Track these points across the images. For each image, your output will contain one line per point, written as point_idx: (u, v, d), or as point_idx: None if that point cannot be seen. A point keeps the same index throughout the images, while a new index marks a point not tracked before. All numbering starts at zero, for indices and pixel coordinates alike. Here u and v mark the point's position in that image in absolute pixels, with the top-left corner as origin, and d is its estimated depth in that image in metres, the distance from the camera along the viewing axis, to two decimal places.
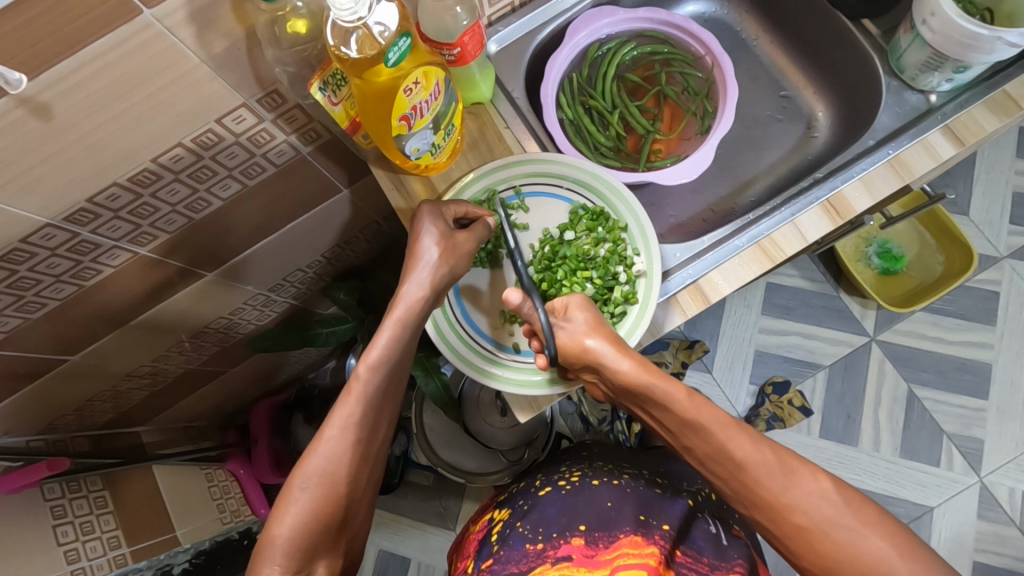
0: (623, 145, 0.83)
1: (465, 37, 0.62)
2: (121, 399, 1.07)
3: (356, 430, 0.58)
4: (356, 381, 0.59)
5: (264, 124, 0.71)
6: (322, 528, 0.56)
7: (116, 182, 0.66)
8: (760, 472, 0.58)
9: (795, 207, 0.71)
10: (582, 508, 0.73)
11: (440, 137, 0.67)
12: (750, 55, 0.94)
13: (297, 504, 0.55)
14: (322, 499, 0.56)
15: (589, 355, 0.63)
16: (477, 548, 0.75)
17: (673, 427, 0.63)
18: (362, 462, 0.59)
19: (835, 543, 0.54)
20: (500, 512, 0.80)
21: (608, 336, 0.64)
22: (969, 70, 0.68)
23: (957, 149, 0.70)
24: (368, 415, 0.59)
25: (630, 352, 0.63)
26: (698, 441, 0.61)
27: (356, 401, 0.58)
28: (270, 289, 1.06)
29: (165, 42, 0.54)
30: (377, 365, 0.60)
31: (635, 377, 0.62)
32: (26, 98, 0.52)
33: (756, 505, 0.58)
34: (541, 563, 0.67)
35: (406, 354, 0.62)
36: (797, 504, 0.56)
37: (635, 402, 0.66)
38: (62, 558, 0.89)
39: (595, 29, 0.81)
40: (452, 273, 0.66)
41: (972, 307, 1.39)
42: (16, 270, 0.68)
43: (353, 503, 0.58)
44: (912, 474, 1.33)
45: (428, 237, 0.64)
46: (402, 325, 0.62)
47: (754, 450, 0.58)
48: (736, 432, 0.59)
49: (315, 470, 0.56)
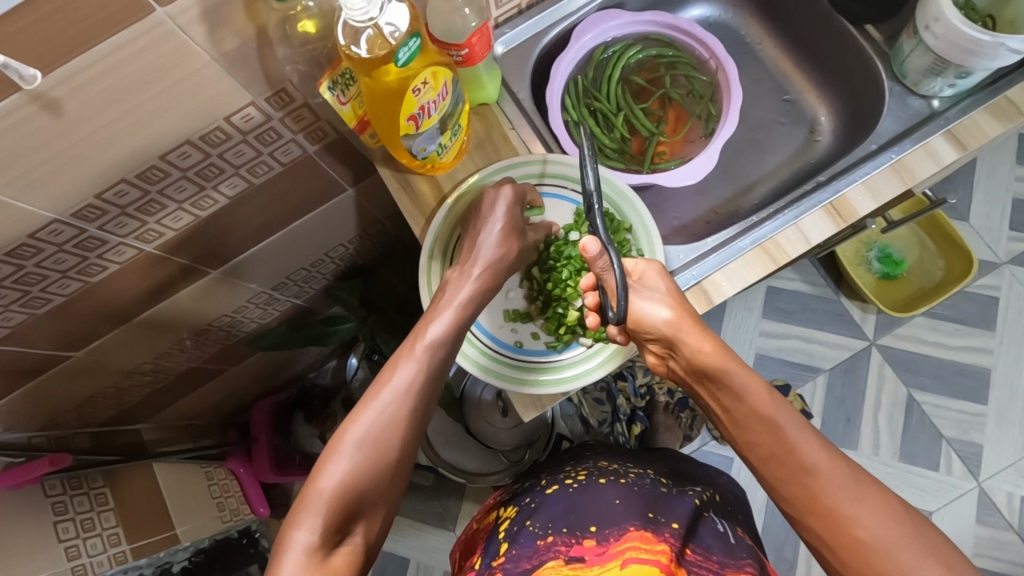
0: (627, 147, 0.83)
1: (473, 37, 0.63)
2: (123, 396, 1.07)
3: (413, 396, 0.58)
4: (416, 351, 0.61)
5: (272, 123, 0.71)
6: (366, 487, 0.54)
7: (124, 178, 0.66)
8: (827, 482, 0.56)
9: (798, 210, 0.72)
10: (590, 505, 0.75)
11: (447, 137, 0.67)
12: (754, 59, 0.94)
13: (348, 457, 0.54)
14: (371, 460, 0.55)
15: (666, 327, 0.64)
16: (484, 545, 0.76)
17: (740, 417, 0.63)
18: (414, 431, 0.58)
19: (896, 565, 0.52)
20: (507, 510, 0.81)
21: (687, 313, 0.65)
22: (971, 75, 0.69)
23: (958, 154, 0.71)
24: (426, 386, 0.59)
25: (712, 334, 0.64)
26: (767, 435, 0.60)
27: (416, 367, 0.60)
28: (273, 287, 1.07)
29: (177, 40, 0.55)
30: (439, 341, 0.62)
31: (714, 359, 0.63)
32: (39, 93, 0.52)
33: (812, 512, 0.57)
34: (551, 559, 0.67)
35: (462, 335, 0.64)
36: (862, 519, 0.54)
37: (702, 385, 0.66)
38: (63, 555, 0.90)
39: (601, 31, 0.82)
40: (508, 257, 0.68)
41: (972, 312, 1.40)
42: (23, 266, 0.69)
43: (398, 472, 0.56)
44: (911, 478, 1.33)
45: (494, 220, 0.68)
46: (464, 307, 0.65)
47: (828, 460, 0.57)
48: (809, 436, 0.59)
49: (366, 428, 0.56)
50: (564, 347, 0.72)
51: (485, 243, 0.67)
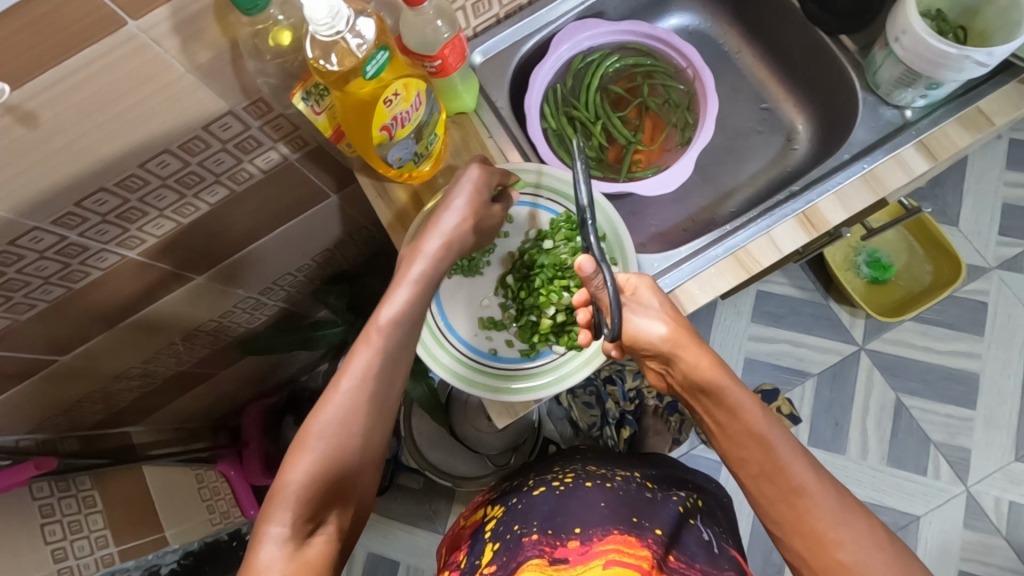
0: (605, 156, 0.84)
1: (445, 49, 0.63)
2: (111, 400, 1.08)
3: (375, 382, 0.58)
4: (371, 335, 0.60)
5: (251, 132, 0.72)
6: (332, 478, 0.55)
7: (104, 187, 0.67)
8: (814, 504, 0.58)
9: (772, 218, 0.72)
10: (576, 506, 0.75)
11: (423, 146, 0.68)
12: (733, 68, 0.95)
13: (315, 448, 0.55)
14: (338, 449, 0.55)
15: (664, 344, 0.65)
16: (470, 543, 0.77)
17: (732, 434, 0.64)
18: (376, 416, 0.58)
19: None
20: (494, 509, 0.82)
21: (685, 328, 0.66)
22: (941, 86, 0.69)
23: (930, 164, 0.71)
24: (384, 369, 0.59)
25: (710, 349, 0.65)
26: (757, 452, 0.61)
27: (375, 352, 0.59)
28: (260, 292, 1.08)
29: (149, 53, 0.55)
30: (394, 320, 0.61)
31: (711, 375, 0.64)
32: (12, 106, 0.53)
33: (797, 534, 0.58)
34: (537, 556, 0.67)
35: (420, 310, 0.63)
36: (845, 540, 0.56)
37: (695, 397, 0.67)
38: (50, 557, 0.91)
39: (578, 41, 0.82)
40: (470, 233, 0.66)
41: (961, 317, 1.40)
42: (5, 272, 0.69)
43: (364, 460, 0.57)
44: (899, 482, 1.34)
45: (457, 195, 0.65)
46: (419, 283, 0.63)
47: (815, 480, 0.59)
48: (798, 458, 0.60)
49: (332, 417, 0.56)
50: (536, 353, 0.73)
51: (448, 219, 0.65)
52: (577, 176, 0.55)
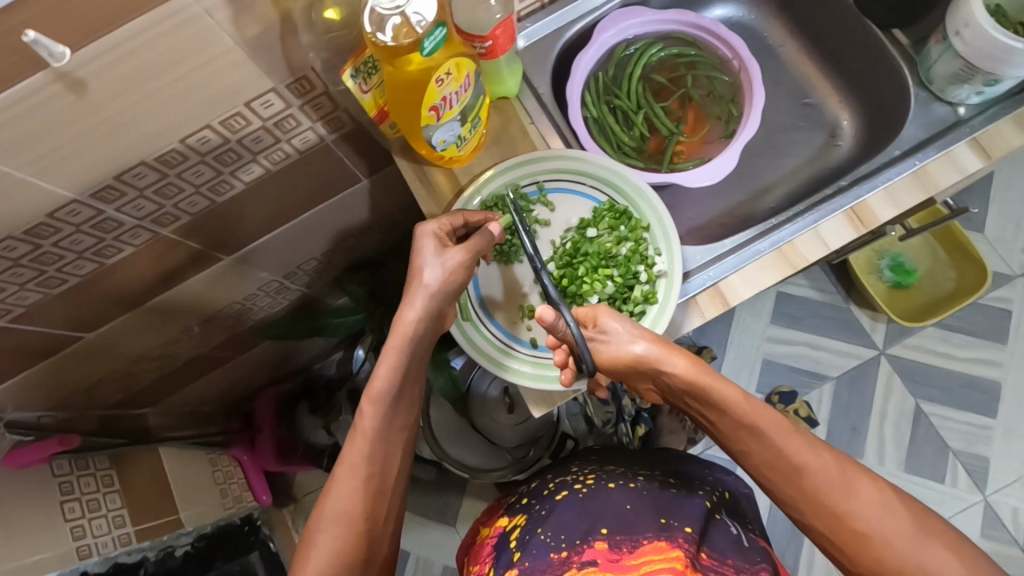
0: (646, 146, 0.83)
1: (498, 30, 0.63)
2: (130, 380, 1.07)
3: (368, 465, 0.59)
4: (362, 417, 0.60)
5: (291, 110, 0.71)
6: (346, 566, 0.56)
7: (144, 161, 0.66)
8: (820, 481, 0.56)
9: (818, 214, 0.72)
10: (600, 510, 0.70)
11: (467, 129, 0.67)
12: (775, 60, 0.94)
13: (319, 545, 0.56)
14: (343, 540, 0.56)
15: (642, 362, 0.63)
16: (495, 554, 0.72)
17: (726, 432, 0.62)
18: (378, 496, 0.59)
19: (897, 555, 0.52)
20: (515, 518, 0.77)
21: (655, 338, 0.64)
22: (999, 83, 0.69)
23: (984, 162, 0.71)
24: (376, 448, 0.60)
25: (683, 351, 0.63)
26: (753, 443, 0.59)
27: (365, 436, 0.59)
28: (284, 277, 1.07)
29: (202, 24, 0.55)
30: (379, 398, 0.60)
31: (690, 378, 0.62)
32: (64, 72, 0.52)
33: (814, 512, 0.56)
34: (566, 570, 0.64)
35: (409, 381, 0.63)
36: (857, 511, 0.54)
37: (692, 407, 0.65)
38: (69, 534, 0.90)
39: (623, 29, 0.82)
40: (453, 291, 0.65)
41: (983, 325, 1.39)
42: (40, 245, 0.69)
43: (374, 540, 0.58)
44: (916, 489, 1.33)
45: (426, 256, 0.64)
46: (401, 355, 0.62)
47: (814, 457, 0.57)
48: (793, 436, 0.58)
49: (333, 512, 0.57)
50: None
51: (429, 284, 0.63)
52: (522, 239, 0.64)
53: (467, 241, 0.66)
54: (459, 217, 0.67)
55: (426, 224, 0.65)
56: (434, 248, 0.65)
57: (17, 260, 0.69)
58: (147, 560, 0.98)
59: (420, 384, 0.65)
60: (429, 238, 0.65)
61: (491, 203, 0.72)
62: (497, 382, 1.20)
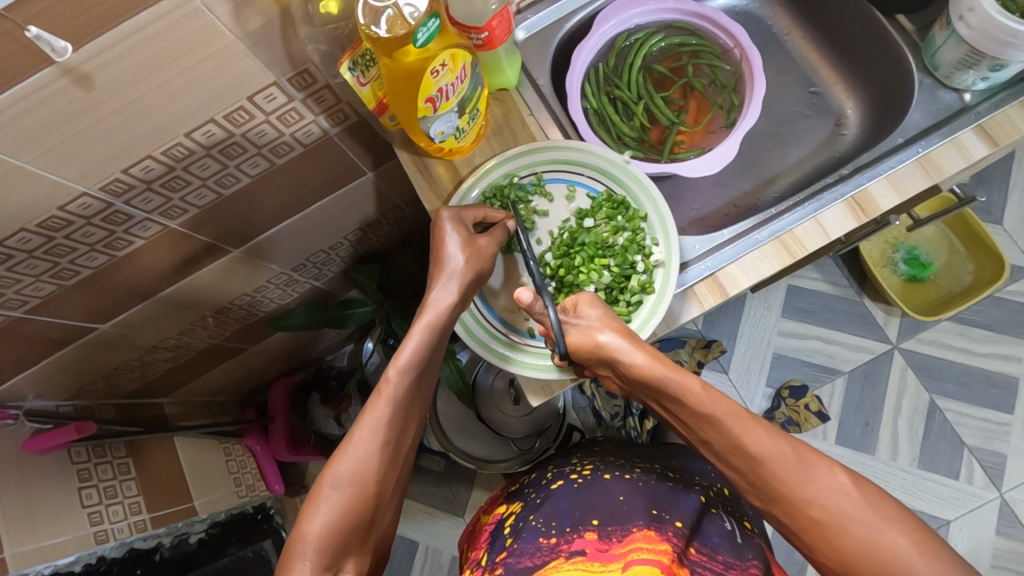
0: (647, 136, 0.85)
1: (493, 20, 0.64)
2: (145, 370, 1.09)
3: (386, 431, 0.59)
4: (386, 383, 0.60)
5: (294, 104, 0.72)
6: (353, 524, 0.56)
7: (151, 155, 0.68)
8: (777, 467, 0.56)
9: (819, 203, 0.72)
10: (594, 502, 0.70)
11: (464, 121, 0.68)
12: (780, 49, 0.95)
13: (330, 502, 0.55)
14: (353, 499, 0.56)
15: (603, 351, 0.63)
16: (489, 540, 0.73)
17: (687, 420, 0.61)
18: (390, 462, 0.59)
19: (853, 538, 0.53)
20: (512, 504, 0.78)
21: (621, 329, 0.63)
22: (1006, 68, 0.69)
23: (990, 150, 0.70)
24: (396, 418, 0.60)
25: (643, 345, 0.62)
26: (712, 432, 0.59)
27: (387, 402, 0.59)
28: (293, 269, 1.08)
29: (202, 19, 0.56)
30: (406, 369, 0.60)
31: (649, 370, 0.61)
32: (70, 68, 0.54)
33: (773, 500, 0.57)
34: (555, 557, 0.63)
35: (433, 358, 0.63)
36: (814, 498, 0.54)
37: (652, 397, 0.64)
38: (86, 519, 0.92)
39: (623, 19, 0.83)
40: (478, 276, 0.66)
41: (1000, 319, 1.37)
42: (53, 237, 0.71)
43: (381, 504, 0.59)
44: (929, 486, 1.30)
45: (453, 240, 0.65)
46: (431, 332, 0.62)
47: (771, 444, 0.57)
48: (751, 425, 0.58)
49: (345, 471, 0.56)
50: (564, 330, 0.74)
51: (454, 260, 0.64)
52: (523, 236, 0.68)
53: (490, 232, 0.68)
54: (482, 212, 0.69)
55: (452, 211, 0.66)
56: (462, 235, 0.65)
57: (32, 252, 0.71)
58: (161, 545, 1.00)
59: (440, 363, 0.65)
60: (452, 223, 0.65)
61: (490, 193, 0.73)
62: (502, 375, 1.21)
